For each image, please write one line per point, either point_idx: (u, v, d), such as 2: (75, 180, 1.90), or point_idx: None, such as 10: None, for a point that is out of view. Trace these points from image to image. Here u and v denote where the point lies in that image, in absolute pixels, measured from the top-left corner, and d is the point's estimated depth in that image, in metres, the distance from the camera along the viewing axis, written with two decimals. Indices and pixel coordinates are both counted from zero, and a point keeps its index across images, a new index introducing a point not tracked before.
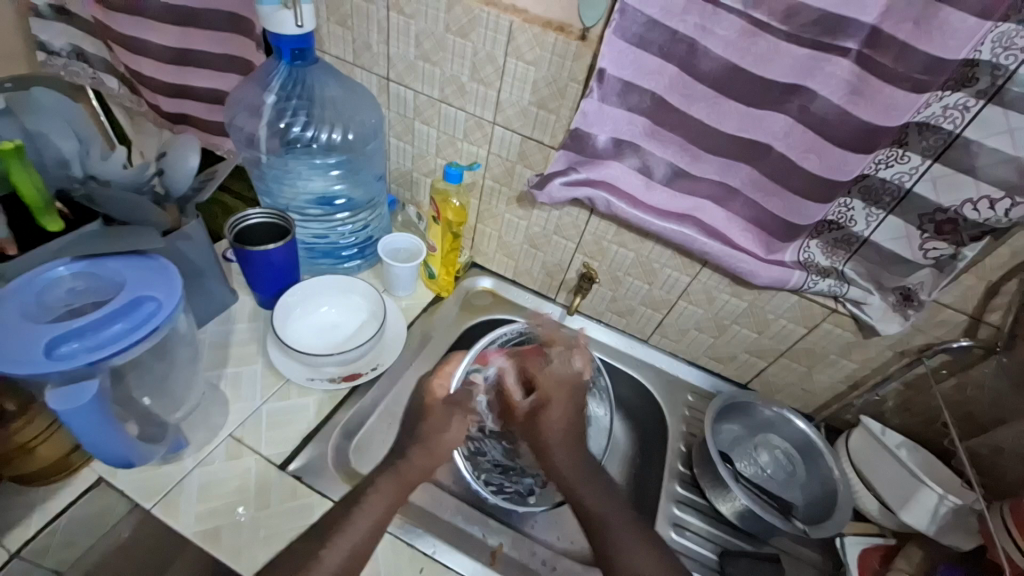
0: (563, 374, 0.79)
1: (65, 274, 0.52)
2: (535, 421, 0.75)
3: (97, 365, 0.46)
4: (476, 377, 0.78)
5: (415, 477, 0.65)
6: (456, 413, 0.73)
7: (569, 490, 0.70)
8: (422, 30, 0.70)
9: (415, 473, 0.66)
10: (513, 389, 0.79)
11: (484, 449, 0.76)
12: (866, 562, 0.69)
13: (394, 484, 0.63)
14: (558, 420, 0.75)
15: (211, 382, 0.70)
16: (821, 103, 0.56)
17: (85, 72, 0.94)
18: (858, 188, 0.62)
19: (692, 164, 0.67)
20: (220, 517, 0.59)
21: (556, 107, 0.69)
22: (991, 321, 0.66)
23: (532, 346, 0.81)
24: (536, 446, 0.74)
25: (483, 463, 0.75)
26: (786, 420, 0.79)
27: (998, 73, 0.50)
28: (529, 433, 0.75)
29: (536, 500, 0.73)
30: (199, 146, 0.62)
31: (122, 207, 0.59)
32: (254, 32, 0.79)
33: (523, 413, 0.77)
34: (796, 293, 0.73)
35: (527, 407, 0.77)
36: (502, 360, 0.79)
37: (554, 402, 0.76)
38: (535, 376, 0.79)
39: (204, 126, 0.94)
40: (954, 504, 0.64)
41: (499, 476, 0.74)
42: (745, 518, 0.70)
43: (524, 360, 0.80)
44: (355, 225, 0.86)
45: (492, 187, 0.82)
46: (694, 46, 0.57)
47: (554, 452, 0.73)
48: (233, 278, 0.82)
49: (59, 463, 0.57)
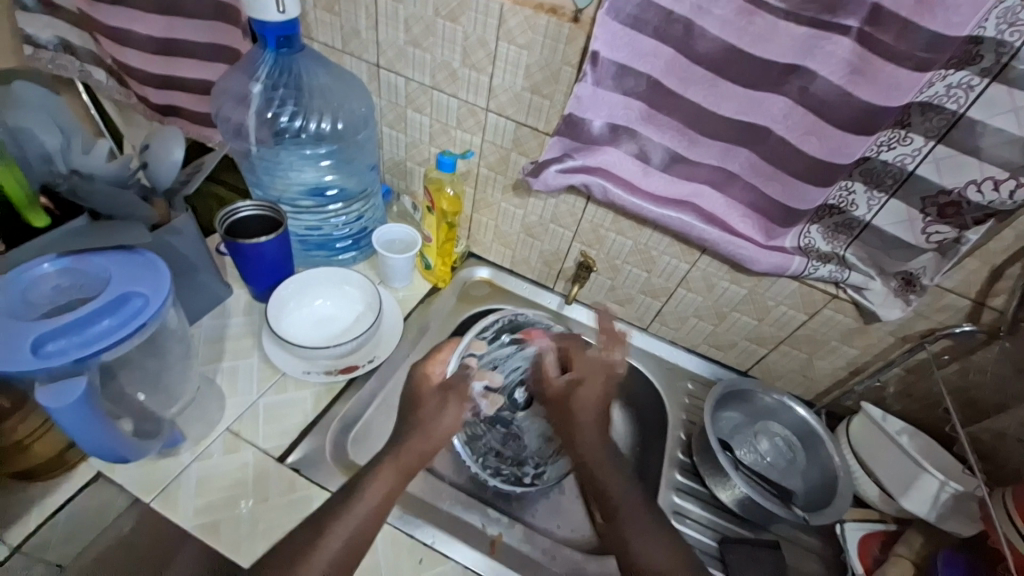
0: (601, 358, 0.75)
1: (49, 271, 0.51)
2: (567, 397, 0.75)
3: (86, 361, 0.46)
4: (471, 360, 0.77)
5: (411, 463, 0.62)
6: (451, 397, 0.70)
7: (592, 477, 0.67)
8: (411, 14, 0.68)
9: (414, 457, 0.63)
10: (551, 367, 0.81)
11: (480, 434, 0.79)
12: (866, 547, 0.69)
13: (393, 471, 0.60)
14: (591, 398, 0.74)
15: (207, 376, 0.70)
16: (821, 83, 0.54)
17: (72, 65, 0.91)
18: (859, 171, 0.61)
19: (689, 149, 0.65)
20: (219, 511, 0.59)
21: (551, 92, 0.67)
22: (995, 306, 0.65)
23: (576, 333, 0.83)
24: (563, 423, 0.74)
25: (479, 446, 0.78)
26: (787, 407, 0.79)
27: (1003, 50, 0.48)
28: (560, 408, 0.75)
29: (531, 481, 0.76)
30: (184, 138, 0.62)
31: (104, 200, 0.57)
32: (240, 21, 0.77)
33: (556, 387, 0.77)
34: (796, 279, 0.71)
35: (563, 384, 0.77)
36: (542, 340, 0.82)
37: (586, 382, 0.75)
38: (573, 357, 0.79)
39: (195, 118, 0.93)
40: (954, 490, 0.64)
41: (494, 460, 0.78)
42: (745, 505, 0.70)
43: (569, 339, 0.80)
44: (349, 217, 0.85)
45: (487, 176, 0.81)
46: (691, 26, 0.55)
47: (583, 430, 0.72)
48: (227, 271, 0.81)
49: (56, 460, 0.57)
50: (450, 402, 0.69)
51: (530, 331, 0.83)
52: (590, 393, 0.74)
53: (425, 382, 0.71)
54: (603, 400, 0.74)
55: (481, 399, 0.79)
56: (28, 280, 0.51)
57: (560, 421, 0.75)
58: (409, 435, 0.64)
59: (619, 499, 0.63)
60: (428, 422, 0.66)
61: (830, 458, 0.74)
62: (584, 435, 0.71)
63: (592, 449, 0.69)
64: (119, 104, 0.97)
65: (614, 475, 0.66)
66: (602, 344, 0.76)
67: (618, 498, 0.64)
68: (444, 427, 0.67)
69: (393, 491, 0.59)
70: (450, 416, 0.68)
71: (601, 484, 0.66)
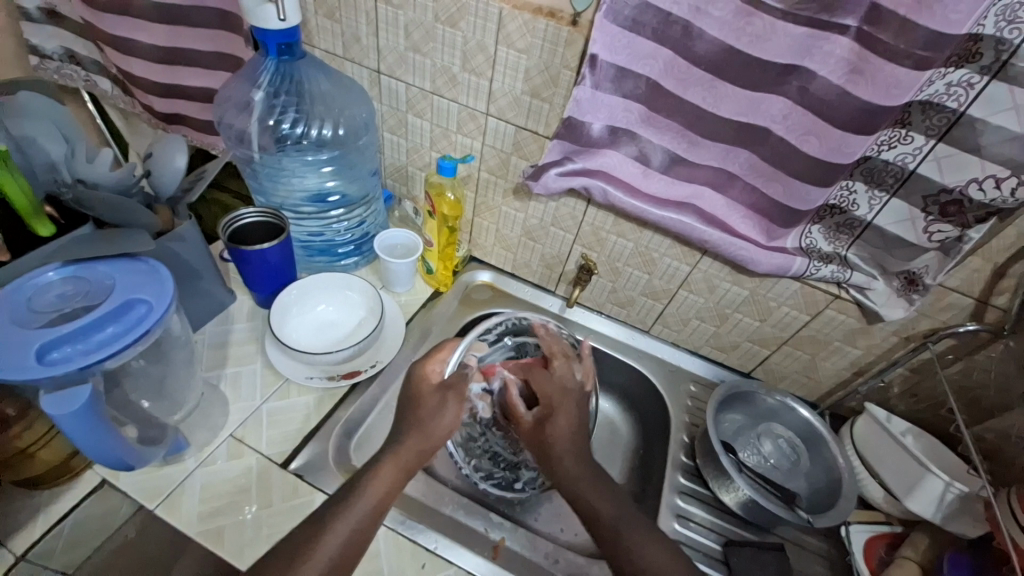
0: (568, 381, 0.72)
1: (54, 279, 0.52)
2: (541, 434, 0.68)
3: (90, 369, 0.46)
4: (471, 359, 0.75)
5: (403, 469, 0.60)
6: (451, 396, 0.67)
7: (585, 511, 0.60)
8: (411, 20, 0.68)
9: (412, 455, 0.61)
10: (518, 400, 0.72)
11: (478, 436, 0.77)
12: (872, 550, 0.69)
13: (392, 467, 0.59)
14: (563, 430, 0.67)
15: (210, 382, 0.70)
16: (820, 83, 0.54)
17: (77, 74, 0.92)
18: (860, 171, 0.61)
19: (689, 151, 0.65)
20: (222, 516, 0.60)
21: (550, 95, 0.67)
22: (998, 304, 0.64)
23: (537, 360, 0.76)
24: (546, 463, 0.66)
25: (474, 449, 0.76)
26: (790, 408, 0.78)
27: (1003, 48, 0.48)
28: (535, 445, 0.68)
29: (524, 485, 0.75)
30: (185, 145, 0.63)
31: (108, 209, 0.58)
32: (242, 29, 0.77)
33: (528, 425, 0.69)
34: (798, 280, 0.71)
35: (533, 419, 0.69)
36: (506, 372, 0.76)
37: (559, 411, 0.69)
38: (541, 387, 0.72)
39: (198, 126, 0.93)
40: (960, 491, 0.63)
41: (487, 463, 0.76)
42: (748, 508, 0.70)
43: (529, 371, 0.74)
44: (351, 222, 0.86)
45: (487, 180, 0.81)
46: (689, 28, 0.55)
47: (562, 460, 0.65)
48: (230, 278, 0.81)
49: (62, 467, 0.58)
50: (450, 401, 0.67)
51: (489, 366, 0.77)
52: (564, 422, 0.68)
53: (424, 380, 0.68)
54: (577, 428, 0.68)
55: (478, 402, 0.75)
56: (31, 290, 0.51)
57: (538, 454, 0.68)
58: (406, 435, 0.62)
59: (614, 514, 0.60)
60: (427, 420, 0.65)
61: (835, 459, 0.73)
62: (565, 463, 0.65)
63: (569, 475, 0.63)
64: (124, 112, 0.98)
65: (601, 493, 0.62)
66: (562, 367, 0.73)
67: (614, 523, 0.59)
68: (444, 427, 0.65)
69: (393, 487, 0.58)
70: (448, 416, 0.66)
71: (585, 504, 0.61)
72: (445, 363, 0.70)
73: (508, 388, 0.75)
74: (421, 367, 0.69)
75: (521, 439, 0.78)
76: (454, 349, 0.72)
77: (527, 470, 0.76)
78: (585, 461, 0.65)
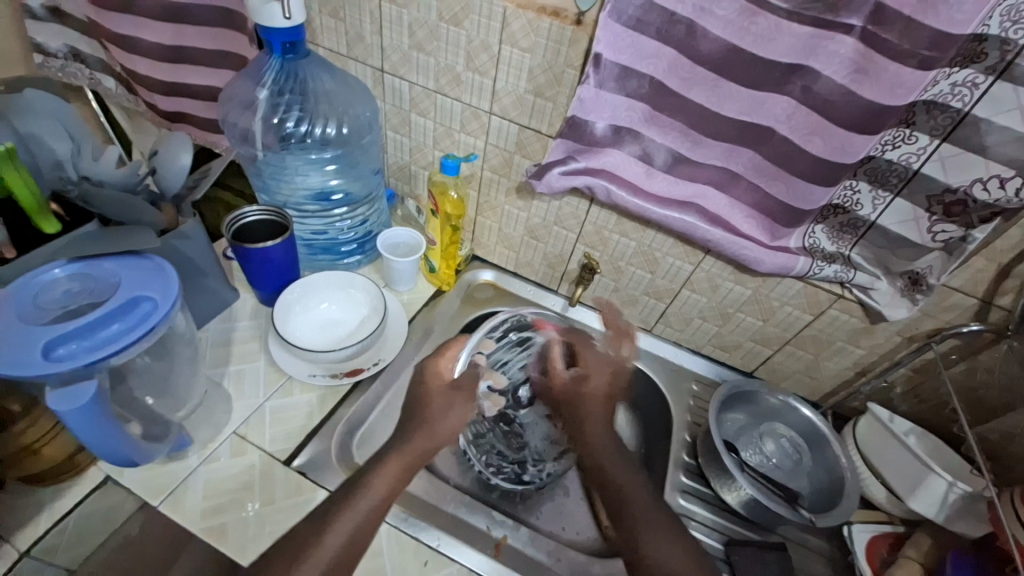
0: (608, 355, 0.79)
1: (60, 275, 0.53)
2: (576, 389, 0.78)
3: (95, 366, 0.46)
4: (479, 356, 0.77)
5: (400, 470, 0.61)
6: (459, 397, 0.71)
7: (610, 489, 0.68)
8: (415, 19, 0.68)
9: (418, 451, 0.64)
10: (558, 359, 0.81)
11: (484, 431, 0.79)
12: (875, 550, 0.68)
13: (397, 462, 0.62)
14: (600, 391, 0.76)
15: (214, 379, 0.70)
16: (824, 83, 0.54)
17: (82, 73, 0.93)
18: (864, 170, 0.61)
19: (692, 150, 0.65)
20: (226, 512, 0.60)
21: (554, 94, 0.67)
22: (1002, 304, 0.64)
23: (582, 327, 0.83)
24: (574, 416, 0.76)
25: (483, 445, 0.78)
26: (792, 408, 0.78)
27: (1008, 48, 0.48)
28: (568, 401, 0.78)
29: (531, 478, 0.75)
30: (192, 144, 0.62)
31: (114, 207, 0.58)
32: (246, 27, 0.77)
33: (562, 380, 0.79)
34: (801, 280, 0.71)
35: (570, 378, 0.79)
36: (552, 330, 0.82)
37: (597, 381, 0.77)
38: (579, 351, 0.80)
39: (202, 124, 0.94)
40: (964, 491, 0.63)
41: (496, 458, 0.77)
42: (751, 507, 0.70)
43: (573, 334, 0.82)
44: (354, 220, 0.86)
45: (491, 179, 0.81)
46: (693, 27, 0.55)
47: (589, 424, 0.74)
48: (233, 276, 0.82)
49: (66, 464, 0.58)
50: (457, 402, 0.70)
51: (542, 320, 0.83)
52: (600, 391, 0.76)
53: (436, 377, 0.71)
54: (610, 394, 0.77)
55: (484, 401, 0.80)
56: (37, 287, 0.51)
57: (570, 416, 0.77)
58: (414, 435, 0.65)
59: (639, 506, 0.65)
60: (434, 421, 0.67)
61: (837, 459, 0.73)
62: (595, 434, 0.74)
63: (602, 451, 0.72)
64: (128, 110, 0.98)
65: (626, 474, 0.69)
66: (611, 342, 0.80)
67: (635, 507, 0.65)
68: (450, 427, 0.68)
69: (396, 484, 0.60)
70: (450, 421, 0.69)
71: (610, 480, 0.69)
72: (455, 361, 0.73)
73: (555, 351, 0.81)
74: (434, 364, 0.72)
75: (524, 433, 0.81)
76: (462, 347, 0.74)
77: (534, 466, 0.77)
78: (612, 435, 0.74)
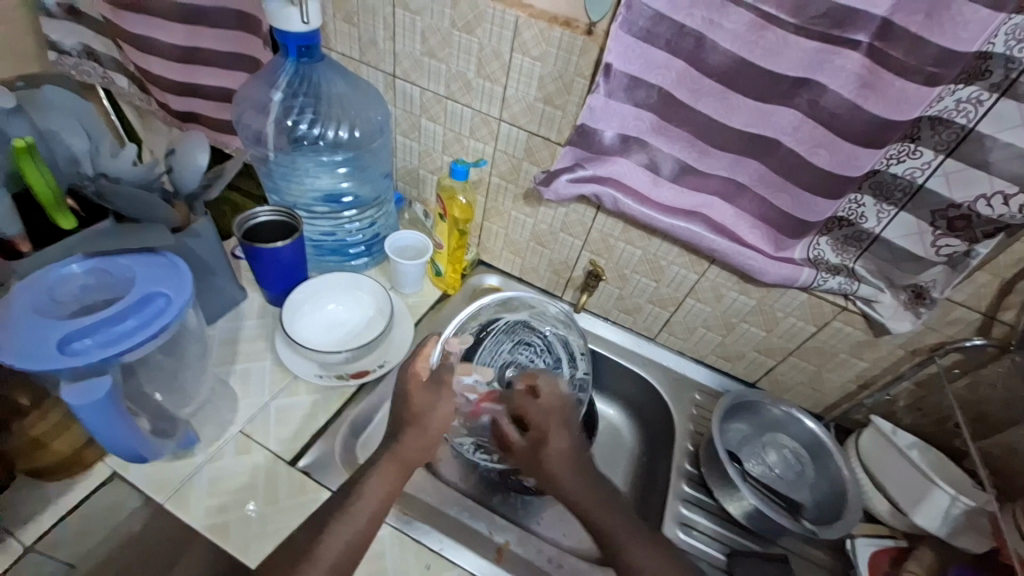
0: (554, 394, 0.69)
1: (76, 271, 0.53)
2: (535, 454, 0.66)
3: (110, 360, 0.47)
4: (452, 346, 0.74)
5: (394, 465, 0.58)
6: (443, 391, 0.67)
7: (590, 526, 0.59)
8: (428, 26, 0.70)
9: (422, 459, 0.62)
10: (509, 430, 0.70)
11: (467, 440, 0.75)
12: (876, 563, 0.68)
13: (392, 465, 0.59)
14: (558, 446, 0.65)
15: (220, 378, 0.71)
16: (831, 97, 0.55)
17: (96, 72, 0.95)
18: (869, 183, 0.61)
19: (700, 160, 0.66)
20: (229, 510, 0.60)
21: (563, 103, 0.68)
22: (1005, 320, 0.65)
23: (524, 386, 0.71)
24: (547, 484, 0.64)
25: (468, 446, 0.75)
26: (794, 419, 0.78)
27: (1012, 66, 0.49)
28: (533, 466, 0.66)
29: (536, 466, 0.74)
30: (208, 144, 0.64)
31: (131, 204, 0.59)
32: (261, 31, 0.79)
33: (521, 449, 0.68)
34: (806, 291, 0.72)
35: (524, 447, 0.68)
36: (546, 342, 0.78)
37: (551, 433, 0.66)
38: (525, 412, 0.69)
39: (213, 125, 0.95)
40: (966, 505, 0.63)
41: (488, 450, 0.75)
42: (753, 517, 0.70)
43: (512, 400, 0.70)
44: (363, 222, 0.87)
45: (498, 184, 0.82)
46: (703, 40, 0.56)
47: (561, 478, 0.63)
48: (241, 275, 0.83)
49: (74, 457, 0.58)
50: (443, 395, 0.67)
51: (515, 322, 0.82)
52: (559, 443, 0.65)
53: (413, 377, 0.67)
54: (572, 447, 0.65)
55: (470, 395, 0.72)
56: (54, 280, 0.52)
57: (535, 477, 0.66)
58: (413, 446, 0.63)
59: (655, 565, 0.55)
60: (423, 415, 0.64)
61: (839, 471, 0.73)
62: (562, 478, 0.63)
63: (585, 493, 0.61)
64: (140, 110, 1.00)
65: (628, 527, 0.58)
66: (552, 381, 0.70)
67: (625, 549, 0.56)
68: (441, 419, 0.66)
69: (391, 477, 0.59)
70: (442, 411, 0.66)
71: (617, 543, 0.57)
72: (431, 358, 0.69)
73: (506, 425, 0.71)
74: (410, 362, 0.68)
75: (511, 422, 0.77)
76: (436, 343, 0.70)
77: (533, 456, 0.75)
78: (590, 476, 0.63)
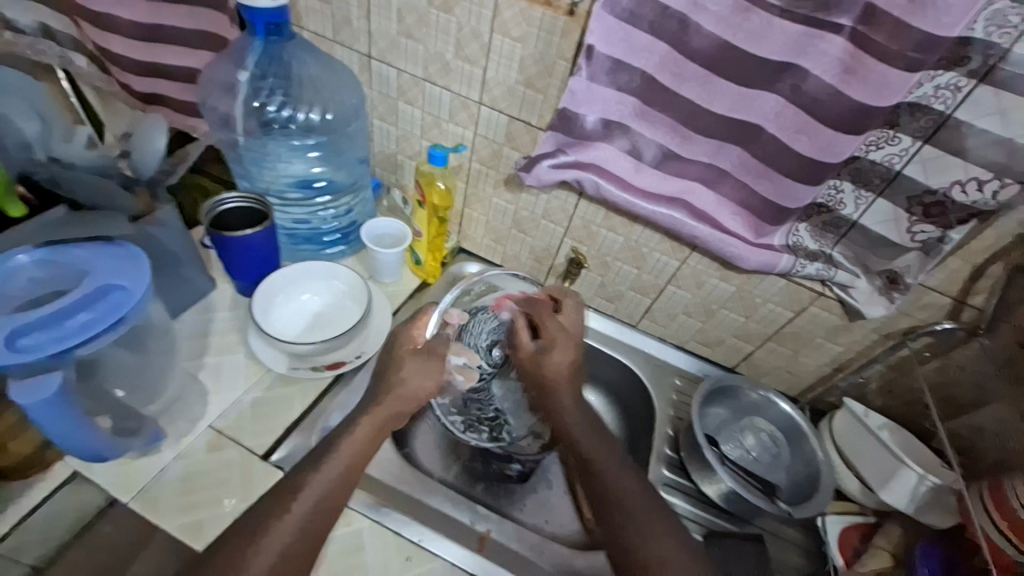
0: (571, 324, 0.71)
1: (25, 262, 0.50)
2: (538, 365, 0.70)
3: (65, 356, 0.44)
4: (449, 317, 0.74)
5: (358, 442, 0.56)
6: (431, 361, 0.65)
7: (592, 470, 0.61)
8: (403, 4, 0.67)
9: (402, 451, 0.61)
10: (523, 330, 0.73)
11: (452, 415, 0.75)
12: (847, 541, 0.70)
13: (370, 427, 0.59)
14: (560, 363, 0.69)
15: (189, 372, 0.68)
16: (813, 82, 0.55)
17: (52, 51, 0.85)
18: (848, 170, 0.62)
19: (682, 146, 0.65)
20: (200, 509, 0.58)
21: (544, 86, 0.66)
22: (974, 304, 0.66)
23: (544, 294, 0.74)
24: (543, 395, 0.70)
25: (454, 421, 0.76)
26: (772, 403, 0.79)
27: (992, 52, 0.49)
28: (533, 376, 0.70)
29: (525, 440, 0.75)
30: (167, 127, 0.61)
31: (86, 189, 0.56)
32: (226, 6, 0.75)
33: (527, 350, 0.71)
34: (784, 277, 0.72)
35: (532, 347, 0.71)
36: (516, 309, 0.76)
37: (558, 344, 0.70)
38: (540, 321, 0.72)
39: (177, 107, 0.90)
40: (933, 484, 0.65)
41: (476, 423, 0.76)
42: (730, 499, 0.71)
43: (535, 308, 0.73)
44: (338, 209, 0.84)
45: (479, 171, 0.80)
46: (686, 22, 0.55)
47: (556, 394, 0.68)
48: (211, 265, 0.79)
49: (32, 458, 0.55)
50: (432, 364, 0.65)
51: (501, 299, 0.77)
52: (562, 357, 0.69)
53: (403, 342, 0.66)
54: (573, 364, 0.69)
55: (457, 375, 0.74)
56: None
57: (534, 386, 0.71)
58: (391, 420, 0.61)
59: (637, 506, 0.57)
60: (407, 384, 0.63)
61: (814, 453, 0.75)
62: (568, 407, 0.67)
63: (589, 429, 0.65)
64: None
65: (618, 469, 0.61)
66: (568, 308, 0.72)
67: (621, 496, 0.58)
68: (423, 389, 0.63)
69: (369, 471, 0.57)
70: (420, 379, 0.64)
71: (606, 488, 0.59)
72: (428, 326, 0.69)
73: (520, 324, 0.74)
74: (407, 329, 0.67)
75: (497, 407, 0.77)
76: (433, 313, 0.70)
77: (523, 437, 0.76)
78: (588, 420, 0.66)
